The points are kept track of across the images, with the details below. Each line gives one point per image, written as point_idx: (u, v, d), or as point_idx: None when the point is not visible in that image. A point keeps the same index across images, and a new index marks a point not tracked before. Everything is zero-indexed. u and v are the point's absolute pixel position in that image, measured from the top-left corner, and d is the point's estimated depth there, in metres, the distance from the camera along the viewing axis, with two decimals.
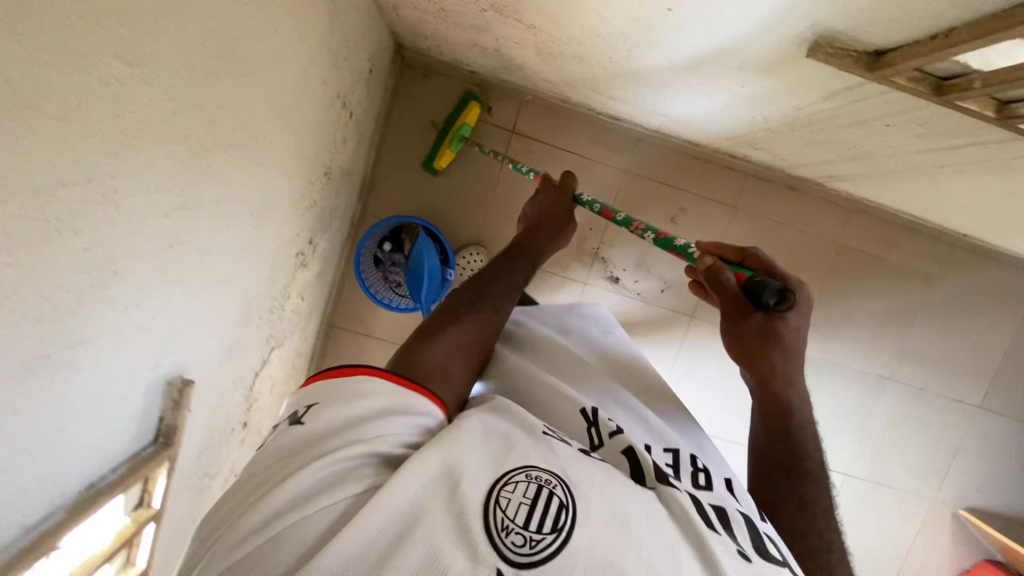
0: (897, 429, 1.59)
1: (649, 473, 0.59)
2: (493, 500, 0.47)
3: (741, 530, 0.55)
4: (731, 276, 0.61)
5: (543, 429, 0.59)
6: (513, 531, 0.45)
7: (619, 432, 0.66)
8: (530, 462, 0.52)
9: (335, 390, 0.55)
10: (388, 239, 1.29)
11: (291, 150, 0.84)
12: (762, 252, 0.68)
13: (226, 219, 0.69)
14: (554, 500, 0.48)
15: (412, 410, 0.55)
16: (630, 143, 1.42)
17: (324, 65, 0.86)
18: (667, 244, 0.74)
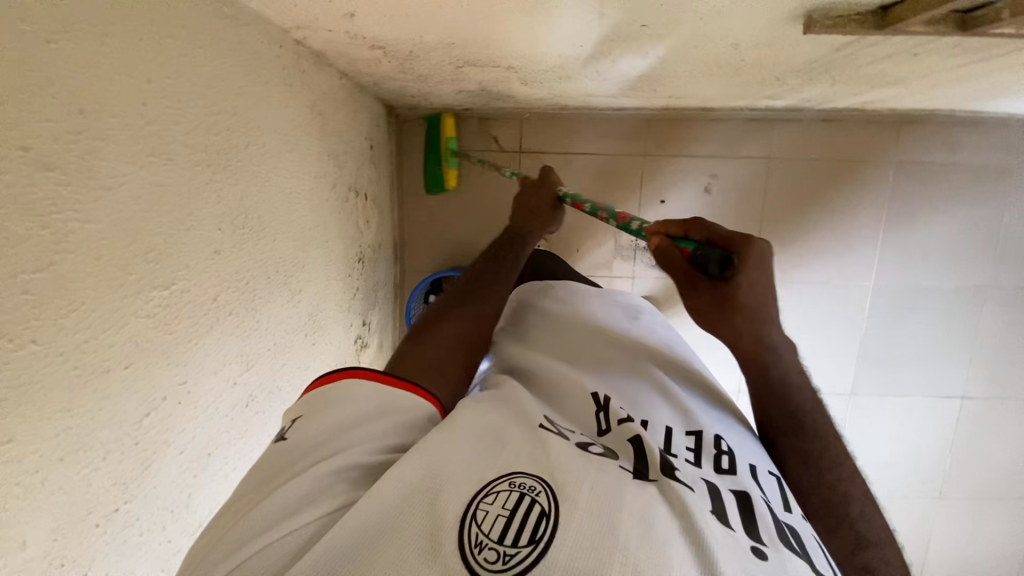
0: (1011, 337, 1.47)
1: (654, 465, 0.58)
2: (470, 514, 0.47)
3: (765, 520, 0.54)
4: (676, 255, 0.60)
5: (539, 426, 0.61)
6: (486, 547, 0.45)
7: (627, 419, 0.65)
8: (515, 470, 0.53)
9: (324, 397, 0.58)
10: (432, 291, 1.33)
11: (324, 261, 0.88)
12: (706, 219, 0.61)
13: (285, 354, 0.75)
14: (534, 509, 0.48)
15: (394, 407, 0.59)
16: (642, 126, 1.37)
17: (329, 171, 0.89)
18: (627, 228, 0.73)
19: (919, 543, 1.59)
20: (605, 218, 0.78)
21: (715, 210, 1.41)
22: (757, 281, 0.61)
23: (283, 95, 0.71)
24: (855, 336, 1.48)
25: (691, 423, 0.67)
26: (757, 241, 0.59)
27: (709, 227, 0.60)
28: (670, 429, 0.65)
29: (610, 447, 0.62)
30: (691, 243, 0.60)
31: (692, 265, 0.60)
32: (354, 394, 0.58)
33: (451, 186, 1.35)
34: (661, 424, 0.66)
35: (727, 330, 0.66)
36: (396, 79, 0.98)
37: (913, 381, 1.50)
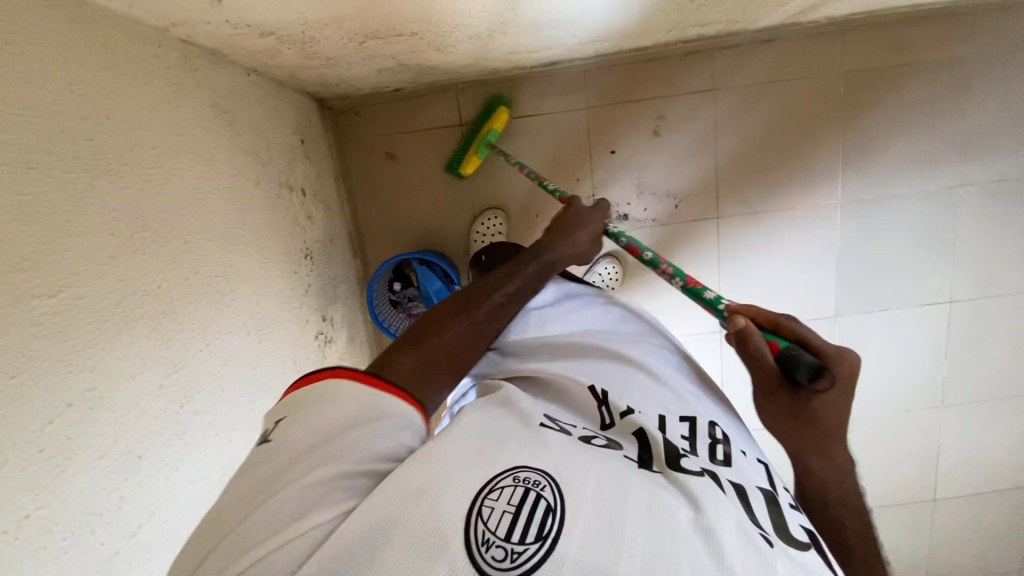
0: (992, 232, 1.43)
1: (658, 457, 0.62)
2: (476, 512, 0.49)
3: (761, 509, 0.58)
4: (761, 342, 0.65)
5: (539, 422, 0.65)
6: (493, 545, 0.47)
7: (629, 411, 0.68)
8: (519, 465, 0.55)
9: (306, 397, 0.58)
10: (395, 279, 1.30)
11: (260, 260, 0.88)
12: (803, 324, 0.65)
13: (225, 354, 0.75)
14: (540, 506, 0.50)
15: (389, 411, 0.58)
16: (579, 79, 1.34)
17: (250, 168, 0.89)
18: (698, 294, 0.82)
19: (928, 455, 1.58)
20: (666, 275, 0.89)
21: (669, 152, 1.38)
22: (840, 404, 0.62)
23: (174, 97, 0.71)
24: (831, 256, 1.45)
25: (683, 411, 0.72)
26: (851, 360, 0.61)
27: (801, 331, 0.65)
28: (664, 417, 0.69)
29: (613, 439, 0.66)
30: (783, 339, 0.65)
31: (778, 363, 0.63)
32: (341, 396, 0.57)
33: (469, 172, 1.34)
34: (655, 412, 0.70)
35: (787, 441, 0.66)
36: (307, 67, 0.97)
37: (897, 293, 1.47)
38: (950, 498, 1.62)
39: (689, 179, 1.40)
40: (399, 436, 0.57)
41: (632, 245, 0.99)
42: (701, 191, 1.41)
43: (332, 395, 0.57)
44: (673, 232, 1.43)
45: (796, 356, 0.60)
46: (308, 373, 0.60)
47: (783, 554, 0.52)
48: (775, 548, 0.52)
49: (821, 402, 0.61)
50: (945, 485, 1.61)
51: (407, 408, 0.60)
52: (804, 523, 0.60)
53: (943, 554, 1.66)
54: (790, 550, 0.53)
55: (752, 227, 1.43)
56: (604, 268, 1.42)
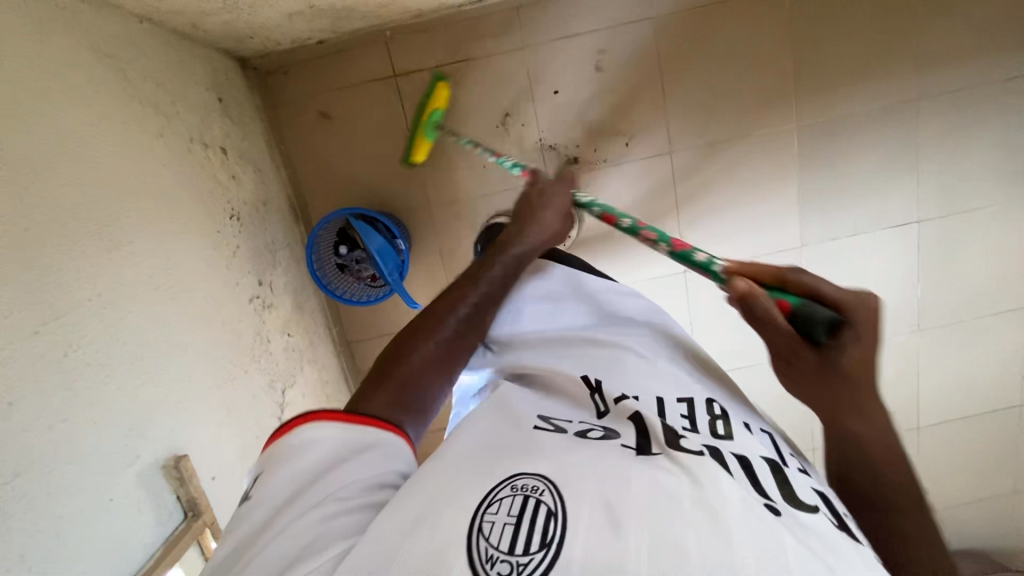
0: (956, 145, 1.38)
1: (657, 438, 0.60)
2: (477, 529, 0.49)
3: (767, 478, 0.56)
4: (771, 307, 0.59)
5: (532, 424, 0.65)
6: (498, 559, 0.47)
7: (623, 397, 0.66)
8: (515, 474, 0.55)
9: (280, 451, 0.60)
10: (341, 241, 1.23)
11: (168, 214, 0.84)
12: (805, 275, 0.62)
13: (125, 305, 0.71)
14: (542, 511, 0.50)
15: (367, 445, 0.61)
16: (513, 17, 1.29)
17: (150, 119, 0.85)
18: (685, 257, 0.75)
19: (909, 381, 1.56)
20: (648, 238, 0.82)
21: (614, 87, 1.33)
22: (867, 353, 0.60)
23: (38, 33, 0.66)
24: (791, 182, 1.40)
25: (681, 389, 0.69)
26: (862, 312, 0.59)
27: (807, 285, 0.61)
28: (663, 399, 0.66)
29: (609, 426, 0.63)
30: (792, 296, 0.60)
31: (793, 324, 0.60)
32: (315, 441, 0.60)
33: (419, 158, 1.31)
34: (654, 395, 0.66)
35: (822, 398, 0.64)
36: (206, 12, 0.92)
37: (862, 215, 1.43)
38: (935, 424, 1.59)
39: (638, 114, 1.35)
40: (385, 466, 0.60)
41: (606, 213, 0.88)
42: (651, 127, 1.36)
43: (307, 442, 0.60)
44: (626, 172, 1.39)
45: (811, 316, 0.59)
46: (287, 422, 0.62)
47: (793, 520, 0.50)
48: (782, 516, 0.50)
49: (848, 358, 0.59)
50: (929, 411, 1.58)
51: (387, 436, 0.63)
52: (816, 486, 0.59)
53: (933, 481, 1.64)
54: (801, 516, 0.52)
55: (707, 161, 1.38)
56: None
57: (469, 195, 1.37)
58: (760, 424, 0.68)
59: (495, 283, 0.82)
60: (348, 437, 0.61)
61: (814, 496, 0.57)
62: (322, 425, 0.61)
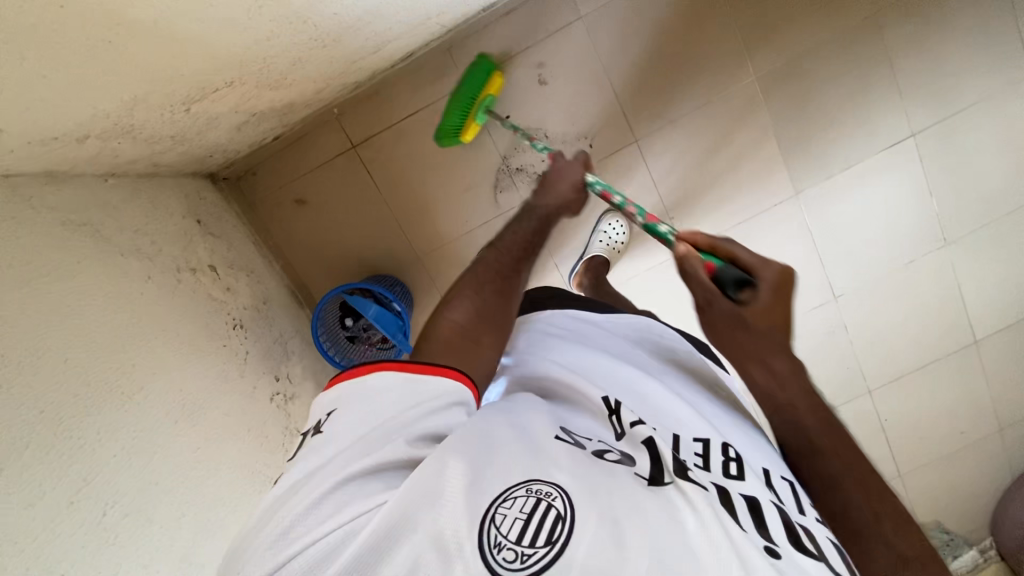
0: (930, 48, 1.31)
1: (668, 467, 0.59)
2: (489, 517, 0.49)
3: (775, 522, 0.55)
4: (698, 263, 0.74)
5: (554, 434, 0.61)
6: (504, 548, 0.47)
7: (638, 422, 0.66)
8: (535, 476, 0.53)
9: (351, 390, 0.63)
10: (345, 314, 1.27)
11: (171, 346, 0.90)
12: (738, 245, 0.76)
13: (149, 448, 0.77)
14: (551, 514, 0.49)
15: (434, 397, 0.62)
16: (448, 58, 1.31)
17: (136, 265, 0.91)
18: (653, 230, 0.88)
19: (951, 298, 1.47)
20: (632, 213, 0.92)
21: (563, 94, 1.33)
22: (769, 309, 0.69)
23: (13, 229, 0.72)
24: (768, 135, 1.36)
25: (698, 429, 0.68)
26: (771, 273, 0.72)
27: (736, 253, 0.75)
28: (678, 437, 0.65)
29: (626, 452, 0.62)
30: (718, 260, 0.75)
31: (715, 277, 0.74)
32: (379, 392, 0.61)
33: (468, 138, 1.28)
34: (670, 430, 0.66)
35: (730, 343, 0.71)
36: (162, 151, 0.98)
37: (853, 146, 1.37)
38: (992, 334, 1.50)
39: (595, 113, 1.35)
40: (443, 417, 0.62)
41: (604, 190, 0.97)
42: (611, 120, 1.35)
43: (376, 388, 0.62)
44: (598, 172, 1.38)
45: (724, 274, 0.73)
46: (358, 366, 0.64)
47: (794, 569, 0.49)
48: (780, 561, 0.49)
49: (750, 309, 0.70)
50: (982, 322, 1.49)
51: (452, 385, 0.64)
52: (831, 537, 0.57)
53: (1008, 392, 1.54)
54: (802, 562, 0.50)
55: (676, 138, 1.36)
56: (611, 224, 1.35)
57: (453, 237, 1.39)
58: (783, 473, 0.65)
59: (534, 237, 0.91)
60: (415, 386, 0.63)
61: (826, 546, 0.55)
62: (389, 374, 0.63)
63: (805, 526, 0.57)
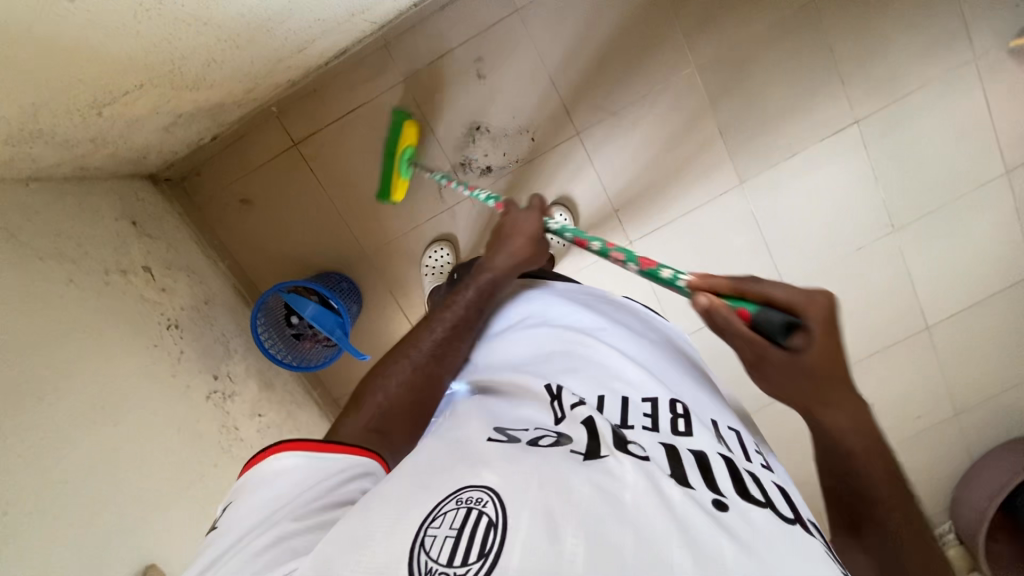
0: (871, 34, 1.31)
1: (607, 440, 0.56)
2: (418, 543, 0.46)
3: (723, 475, 0.54)
4: (736, 321, 0.58)
5: (486, 437, 0.58)
6: (435, 572, 0.43)
7: (579, 403, 0.63)
8: (464, 484, 0.50)
9: (250, 478, 0.60)
10: (291, 311, 1.29)
11: (95, 346, 0.92)
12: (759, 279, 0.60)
13: (64, 447, 0.79)
14: (482, 521, 0.46)
15: (339, 468, 0.61)
16: (385, 55, 1.31)
17: (59, 267, 0.92)
18: (653, 275, 0.71)
19: (902, 285, 1.47)
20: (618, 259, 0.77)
21: (504, 88, 1.33)
22: (826, 345, 0.57)
23: None
24: (711, 123, 1.35)
25: (646, 389, 0.67)
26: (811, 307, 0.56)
27: (765, 288, 0.59)
28: (627, 399, 0.65)
29: (564, 431, 0.59)
30: (749, 304, 0.59)
31: (754, 329, 0.58)
32: (280, 471, 0.59)
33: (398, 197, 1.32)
34: (619, 394, 0.65)
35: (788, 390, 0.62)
36: (86, 154, 0.99)
37: (796, 134, 1.36)
38: (946, 319, 1.49)
39: (535, 106, 1.35)
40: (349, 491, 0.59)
41: (578, 238, 0.83)
42: (551, 113, 1.35)
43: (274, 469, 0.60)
44: (541, 165, 1.38)
45: (765, 324, 0.57)
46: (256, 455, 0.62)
47: (743, 518, 0.48)
48: (728, 512, 0.49)
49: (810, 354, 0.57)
50: (935, 307, 1.48)
51: (357, 459, 0.63)
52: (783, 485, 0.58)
53: (964, 377, 1.53)
54: (750, 509, 0.50)
55: (618, 129, 1.36)
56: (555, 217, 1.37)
57: (400, 232, 1.40)
58: (728, 424, 0.66)
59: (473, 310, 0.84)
60: (315, 465, 0.60)
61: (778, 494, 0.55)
62: (287, 452, 0.61)
63: (751, 473, 0.57)
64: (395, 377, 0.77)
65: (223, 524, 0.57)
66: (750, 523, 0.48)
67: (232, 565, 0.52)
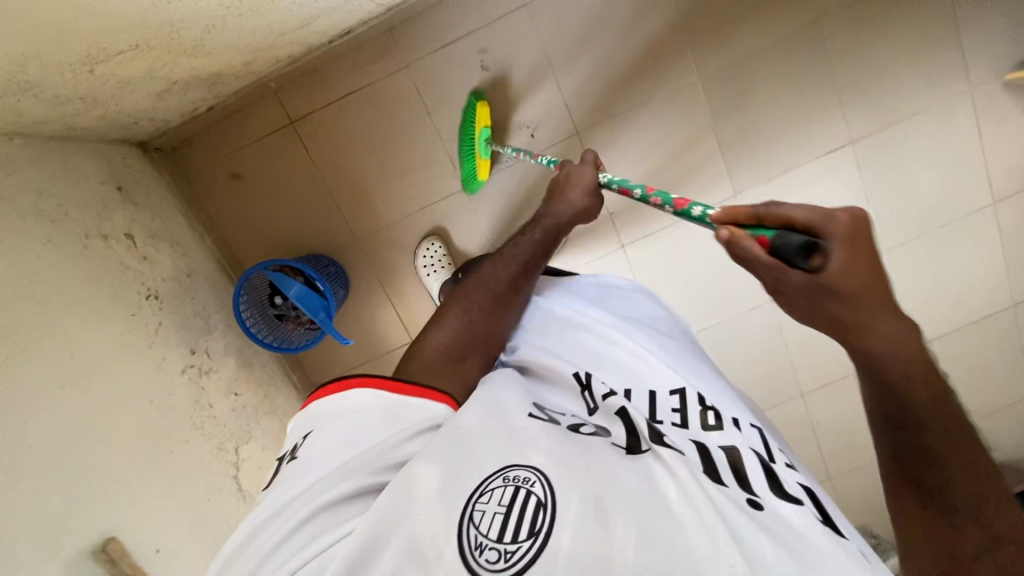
0: (872, 57, 1.33)
1: (643, 434, 0.61)
2: (468, 517, 0.49)
3: (756, 474, 0.58)
4: (752, 246, 0.55)
5: (527, 412, 0.64)
6: (486, 548, 0.47)
7: (609, 394, 0.68)
8: (510, 461, 0.54)
9: (327, 412, 0.64)
10: (275, 292, 1.27)
11: (69, 310, 0.89)
12: (781, 203, 0.55)
13: (30, 410, 0.76)
14: (531, 501, 0.50)
15: (414, 415, 0.64)
16: (390, 40, 1.30)
17: (38, 226, 0.90)
18: (686, 215, 0.71)
19: None
20: (657, 204, 0.77)
21: (507, 83, 1.33)
22: (857, 261, 0.50)
23: None
24: (710, 134, 1.36)
25: (673, 378, 0.71)
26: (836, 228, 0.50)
27: (784, 211, 0.54)
28: (655, 393, 0.70)
29: (601, 425, 0.65)
30: (769, 230, 0.55)
31: (773, 254, 0.54)
32: (360, 408, 0.63)
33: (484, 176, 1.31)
34: (646, 388, 0.70)
35: (825, 323, 0.54)
36: (71, 113, 0.96)
37: (792, 149, 1.38)
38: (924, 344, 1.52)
39: (538, 103, 1.34)
40: (423, 437, 0.61)
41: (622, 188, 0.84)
42: (553, 112, 1.35)
43: (354, 405, 0.64)
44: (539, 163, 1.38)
45: (783, 245, 0.52)
46: (340, 385, 0.66)
47: (774, 517, 0.52)
48: (761, 512, 0.53)
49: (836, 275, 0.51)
50: None
51: (431, 407, 0.66)
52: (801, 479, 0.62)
53: None
54: (781, 510, 0.54)
55: (618, 133, 1.36)
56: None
57: (392, 220, 1.38)
58: (751, 420, 0.69)
59: (534, 251, 0.90)
60: (394, 406, 0.64)
61: (799, 489, 0.58)
62: (367, 392, 0.65)
63: (780, 471, 0.61)
64: (464, 310, 0.82)
65: (301, 454, 0.61)
66: (783, 522, 0.52)
67: (309, 496, 0.55)
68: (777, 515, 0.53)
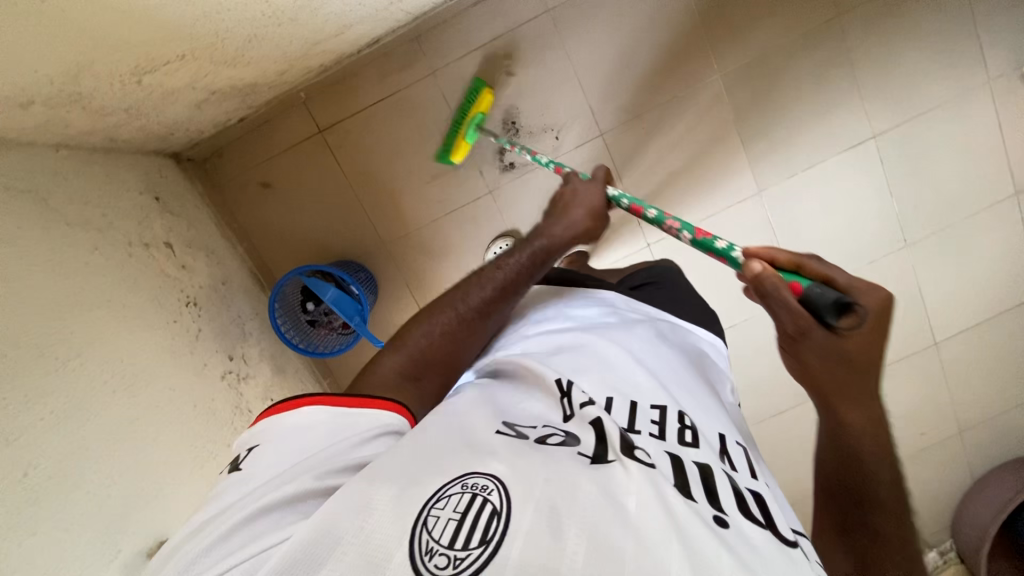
0: (891, 52, 1.34)
1: (614, 445, 0.56)
2: (421, 521, 0.47)
3: (725, 492, 0.56)
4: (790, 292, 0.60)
5: (497, 425, 0.59)
6: (437, 553, 0.44)
7: (590, 403, 0.63)
8: (469, 469, 0.51)
9: (276, 426, 0.62)
10: (307, 298, 1.27)
11: (117, 316, 0.90)
12: (821, 260, 0.62)
13: (86, 414, 0.77)
14: (485, 510, 0.47)
15: (360, 426, 0.63)
16: (415, 48, 1.32)
17: (84, 235, 0.91)
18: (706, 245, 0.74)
19: (913, 299, 1.49)
20: (673, 228, 0.80)
21: (530, 87, 1.35)
22: (863, 333, 0.61)
23: None
24: (732, 131, 1.37)
25: (656, 394, 0.66)
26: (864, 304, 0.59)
27: (824, 271, 0.62)
28: (635, 404, 0.65)
29: (572, 431, 0.59)
30: (804, 279, 0.61)
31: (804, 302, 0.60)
32: (308, 421, 0.62)
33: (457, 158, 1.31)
34: (628, 397, 0.65)
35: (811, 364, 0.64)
36: (116, 125, 0.98)
37: (814, 145, 1.39)
38: (953, 336, 1.51)
39: (562, 105, 1.36)
40: (368, 446, 0.61)
41: (637, 205, 0.86)
42: (577, 114, 1.37)
43: (301, 419, 0.62)
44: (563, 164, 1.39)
45: (818, 297, 0.58)
46: (289, 400, 0.64)
47: (740, 539, 0.50)
48: (727, 530, 0.50)
49: (849, 338, 0.60)
50: (944, 323, 1.50)
51: (381, 418, 0.65)
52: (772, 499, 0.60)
53: (969, 394, 1.55)
54: (746, 529, 0.52)
55: (641, 133, 1.37)
56: None
57: (419, 225, 1.39)
58: (738, 438, 0.68)
59: (522, 272, 0.85)
60: (340, 418, 0.63)
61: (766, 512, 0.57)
62: (314, 406, 0.63)
63: (753, 490, 0.60)
64: (438, 326, 0.80)
65: (243, 466, 0.59)
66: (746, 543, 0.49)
67: (248, 504, 0.53)
68: (741, 535, 0.50)
